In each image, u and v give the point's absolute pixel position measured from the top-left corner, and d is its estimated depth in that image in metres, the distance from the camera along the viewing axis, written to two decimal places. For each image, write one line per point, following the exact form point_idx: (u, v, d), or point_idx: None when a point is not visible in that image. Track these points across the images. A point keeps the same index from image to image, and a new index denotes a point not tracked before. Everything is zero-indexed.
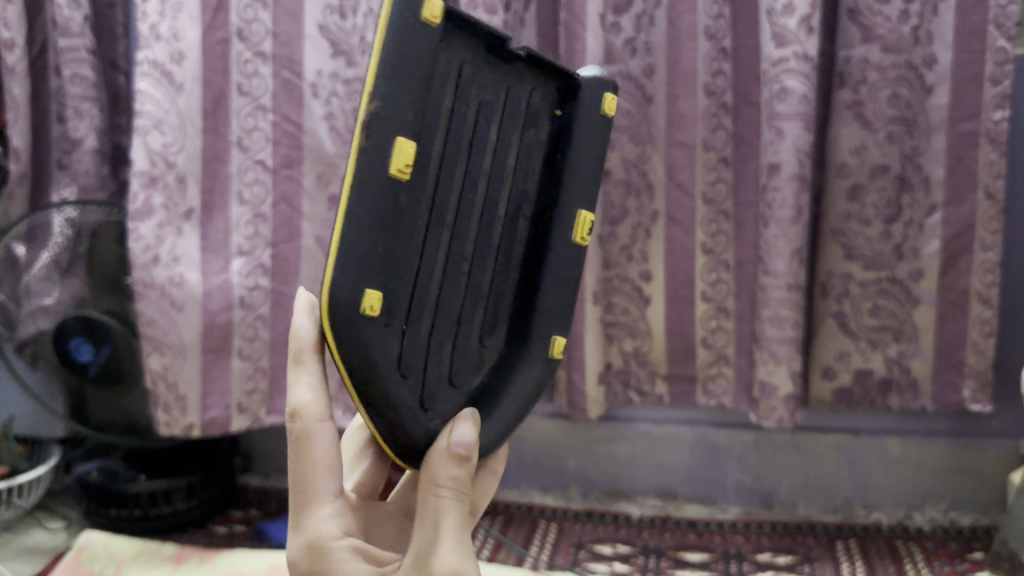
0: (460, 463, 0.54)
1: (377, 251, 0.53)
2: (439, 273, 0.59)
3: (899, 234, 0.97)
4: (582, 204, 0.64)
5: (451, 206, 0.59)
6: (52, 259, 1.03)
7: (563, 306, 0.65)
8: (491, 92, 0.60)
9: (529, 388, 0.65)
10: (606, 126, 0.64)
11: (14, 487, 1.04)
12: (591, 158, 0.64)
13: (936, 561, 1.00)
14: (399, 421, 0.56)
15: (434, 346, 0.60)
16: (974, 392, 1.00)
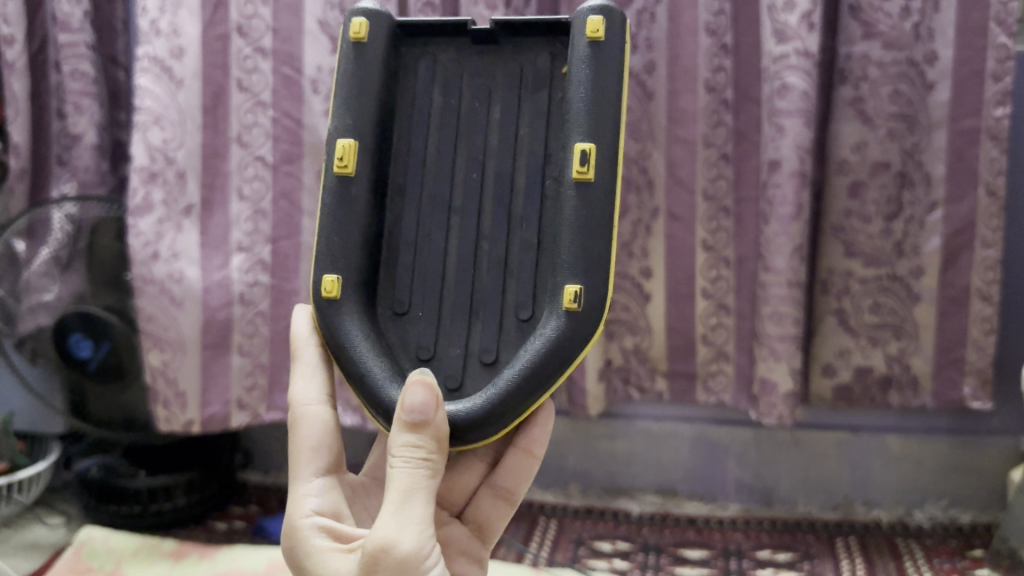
0: (413, 430, 0.57)
1: (340, 240, 0.66)
2: (449, 254, 0.68)
3: (900, 231, 0.97)
4: (584, 137, 0.63)
5: (454, 194, 0.69)
6: (51, 255, 1.03)
7: (586, 246, 0.62)
8: (481, 81, 0.70)
9: (549, 336, 0.61)
10: (607, 51, 0.63)
11: (14, 483, 1.04)
12: (584, 88, 0.63)
13: (935, 558, 1.00)
14: (372, 380, 0.64)
15: (457, 321, 0.67)
16: (974, 390, 0.99)
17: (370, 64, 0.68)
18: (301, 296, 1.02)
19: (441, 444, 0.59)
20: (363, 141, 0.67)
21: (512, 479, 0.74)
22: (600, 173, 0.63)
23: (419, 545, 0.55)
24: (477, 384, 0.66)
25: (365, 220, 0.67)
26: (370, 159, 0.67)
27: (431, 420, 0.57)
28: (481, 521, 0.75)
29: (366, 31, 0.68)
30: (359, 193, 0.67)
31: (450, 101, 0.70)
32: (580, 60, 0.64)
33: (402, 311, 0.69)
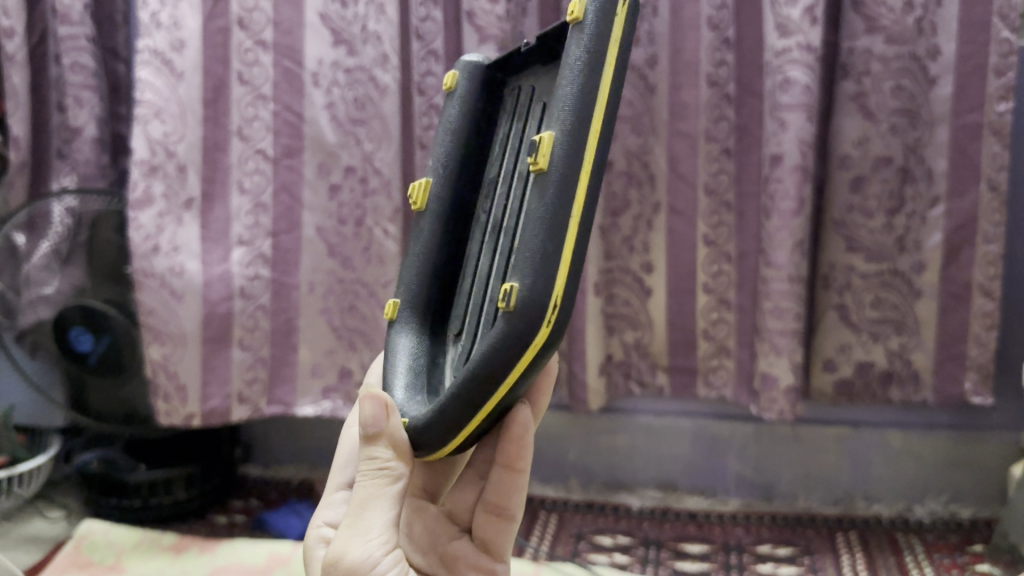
0: (370, 443, 0.57)
1: (409, 269, 0.68)
2: (486, 273, 0.63)
3: (902, 226, 0.97)
4: (552, 126, 0.54)
5: (495, 212, 0.63)
6: (51, 249, 1.04)
7: (530, 241, 0.53)
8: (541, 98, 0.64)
9: (492, 340, 0.54)
10: (586, 32, 0.55)
11: (14, 476, 1.04)
12: (564, 76, 0.55)
13: (936, 553, 1.00)
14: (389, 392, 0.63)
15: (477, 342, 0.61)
16: (975, 385, 0.99)
17: (459, 107, 0.69)
18: (302, 289, 1.02)
19: (404, 452, 0.58)
20: (437, 175, 0.68)
21: (499, 493, 0.67)
22: (555, 161, 0.53)
23: (365, 555, 0.56)
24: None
25: (424, 246, 0.67)
26: (443, 192, 0.67)
27: (384, 430, 0.57)
28: (486, 538, 0.69)
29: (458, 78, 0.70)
30: (424, 224, 0.67)
31: (518, 124, 0.65)
32: (571, 45, 0.56)
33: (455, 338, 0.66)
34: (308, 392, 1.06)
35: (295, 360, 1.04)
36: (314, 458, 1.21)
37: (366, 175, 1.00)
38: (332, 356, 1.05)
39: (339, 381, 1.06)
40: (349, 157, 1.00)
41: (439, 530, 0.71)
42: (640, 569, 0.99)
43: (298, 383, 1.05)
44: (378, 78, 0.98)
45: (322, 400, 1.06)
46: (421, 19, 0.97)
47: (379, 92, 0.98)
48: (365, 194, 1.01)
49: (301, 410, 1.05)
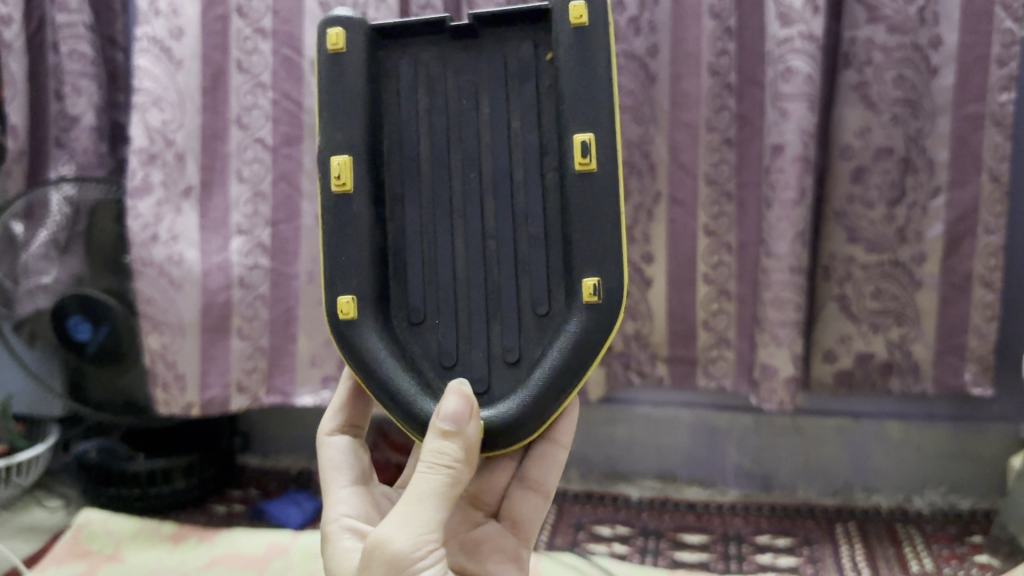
0: (445, 438, 0.56)
1: (348, 259, 0.66)
2: (461, 256, 0.67)
3: (902, 217, 0.96)
4: (588, 127, 0.62)
5: (455, 194, 0.67)
6: (50, 237, 1.03)
7: (596, 236, 0.62)
8: (466, 74, 0.67)
9: (576, 329, 0.62)
10: (591, 35, 0.62)
11: (14, 465, 1.03)
12: (579, 78, 0.62)
13: (935, 544, 1.00)
14: (405, 398, 0.64)
15: (472, 323, 0.66)
16: (976, 376, 0.99)
17: (354, 77, 0.66)
18: (302, 279, 1.02)
19: (469, 453, 0.58)
20: (359, 155, 0.66)
21: (539, 467, 0.73)
22: (602, 161, 0.62)
23: (412, 546, 0.54)
24: (500, 391, 0.65)
25: (370, 235, 0.66)
26: (368, 171, 0.66)
27: (462, 429, 0.57)
28: (515, 518, 0.73)
29: (346, 40, 0.66)
30: (360, 208, 0.66)
31: (440, 99, 0.67)
32: (572, 48, 0.62)
33: (415, 320, 0.68)
34: (308, 381, 1.05)
35: (294, 350, 1.04)
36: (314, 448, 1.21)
37: None
38: (330, 345, 1.05)
39: (338, 371, 1.06)
40: None
41: (465, 519, 0.72)
42: (640, 559, 0.99)
43: (297, 372, 1.04)
44: None
45: (322, 390, 1.06)
46: (422, 7, 0.96)
47: None
48: None
49: (301, 399, 1.05)
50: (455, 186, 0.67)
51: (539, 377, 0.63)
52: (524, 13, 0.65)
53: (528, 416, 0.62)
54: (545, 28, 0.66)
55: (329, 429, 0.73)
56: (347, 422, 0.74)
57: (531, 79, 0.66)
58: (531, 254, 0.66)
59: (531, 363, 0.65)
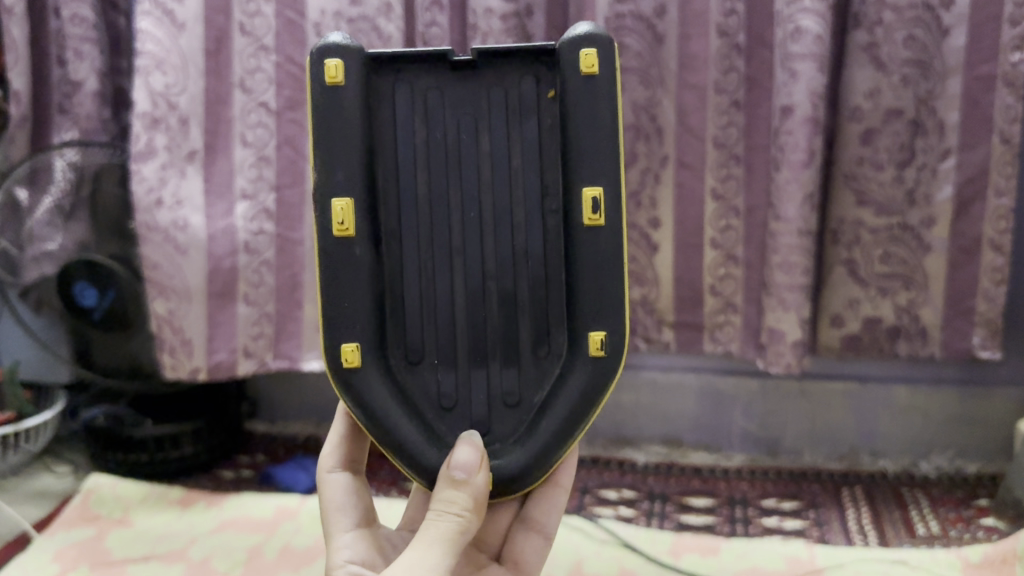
0: (453, 487, 0.59)
1: (350, 306, 0.63)
2: (461, 297, 0.66)
3: (912, 179, 0.95)
4: (597, 181, 0.62)
5: (455, 233, 0.65)
6: (54, 204, 1.02)
7: (602, 290, 0.63)
8: (466, 108, 0.65)
9: (579, 379, 0.64)
10: (602, 85, 0.62)
11: (21, 431, 1.03)
12: (589, 130, 0.62)
13: (941, 508, 1.00)
14: (414, 449, 0.64)
15: (471, 364, 0.66)
16: (983, 340, 0.99)
17: (353, 111, 0.62)
18: (307, 245, 1.00)
19: (478, 505, 0.60)
20: (360, 196, 0.63)
21: (540, 509, 0.72)
22: (610, 217, 0.62)
23: None
24: (502, 433, 0.66)
25: (372, 281, 0.64)
26: (367, 213, 0.63)
27: (471, 478, 0.60)
28: (518, 560, 0.72)
29: (344, 71, 0.62)
30: (362, 253, 0.63)
31: (437, 132, 0.65)
32: (583, 101, 0.62)
33: (414, 359, 0.66)
34: (315, 347, 1.04)
35: (300, 317, 1.03)
36: (320, 414, 1.21)
37: None
38: None
39: None
40: None
41: (469, 561, 0.71)
42: (647, 522, 1.00)
43: (304, 337, 1.04)
44: (382, 28, 0.95)
45: None
46: None
47: (382, 43, 0.95)
48: None
49: (308, 364, 1.05)
50: (454, 225, 0.65)
51: (545, 425, 0.64)
52: (528, 48, 0.64)
53: (533, 465, 0.64)
54: (544, 62, 0.65)
55: (330, 466, 0.71)
56: (347, 459, 0.71)
57: (533, 118, 0.65)
58: (530, 297, 0.66)
59: (531, 406, 0.66)
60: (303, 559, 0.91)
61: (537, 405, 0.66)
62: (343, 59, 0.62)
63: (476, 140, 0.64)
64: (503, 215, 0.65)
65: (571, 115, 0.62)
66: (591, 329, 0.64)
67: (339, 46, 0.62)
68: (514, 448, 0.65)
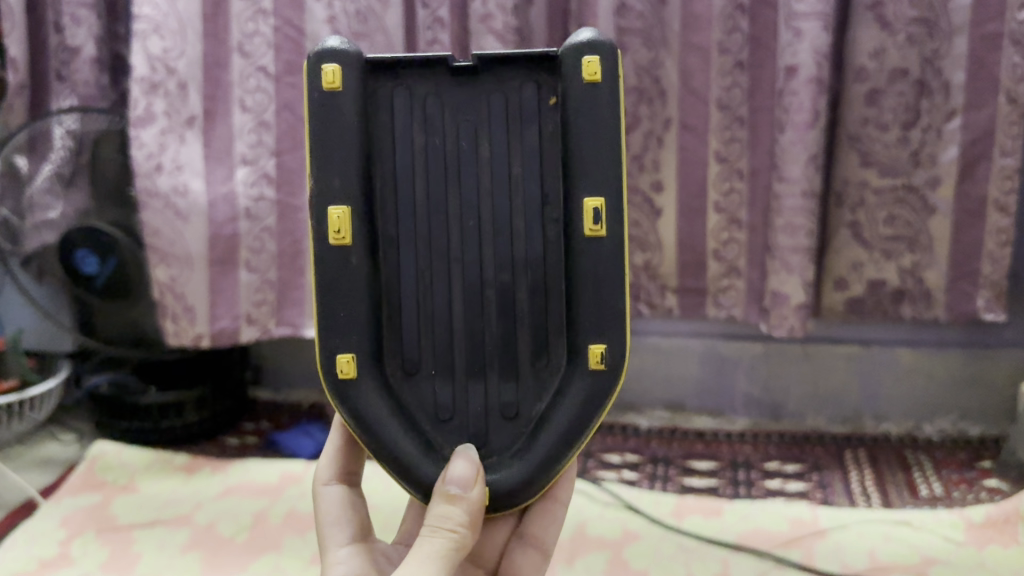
0: (448, 502, 0.56)
1: (346, 316, 0.61)
2: (459, 308, 0.63)
3: (917, 140, 0.94)
4: (598, 190, 0.59)
5: (453, 241, 0.62)
6: (54, 171, 1.03)
7: (603, 302, 0.60)
8: (466, 114, 0.62)
9: (580, 393, 0.61)
10: (605, 93, 0.59)
11: (26, 399, 1.04)
12: (591, 137, 0.59)
13: (944, 469, 1.00)
14: (408, 461, 0.61)
15: (469, 377, 0.63)
16: (988, 302, 0.99)
17: (349, 116, 0.60)
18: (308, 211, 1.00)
19: (473, 521, 0.58)
20: (356, 203, 0.60)
21: (538, 523, 0.68)
22: (612, 227, 0.60)
23: None
24: (500, 445, 0.63)
25: (368, 290, 0.61)
26: (365, 221, 0.61)
27: (466, 494, 0.57)
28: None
29: (341, 76, 0.59)
30: (359, 262, 0.61)
31: (436, 139, 0.62)
32: (585, 108, 0.59)
33: (411, 370, 0.63)
34: None
35: (301, 283, 1.02)
36: None
37: None
38: None
39: None
40: None
41: None
42: (650, 485, 1.00)
43: (307, 305, 1.03)
44: None
45: None
46: None
47: (382, 4, 0.94)
48: None
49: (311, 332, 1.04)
50: (452, 234, 0.62)
51: (544, 439, 0.61)
52: (530, 53, 0.61)
53: (530, 480, 0.61)
54: (546, 68, 0.62)
55: (325, 479, 0.69)
56: (344, 472, 0.70)
57: (534, 125, 0.62)
58: (530, 309, 0.63)
59: (530, 420, 0.63)
60: (308, 524, 0.92)
61: (536, 419, 0.63)
62: (341, 63, 0.60)
63: (476, 146, 0.62)
64: (503, 223, 0.62)
65: (573, 122, 0.60)
66: (591, 341, 0.61)
67: (336, 49, 0.60)
68: (511, 462, 0.62)
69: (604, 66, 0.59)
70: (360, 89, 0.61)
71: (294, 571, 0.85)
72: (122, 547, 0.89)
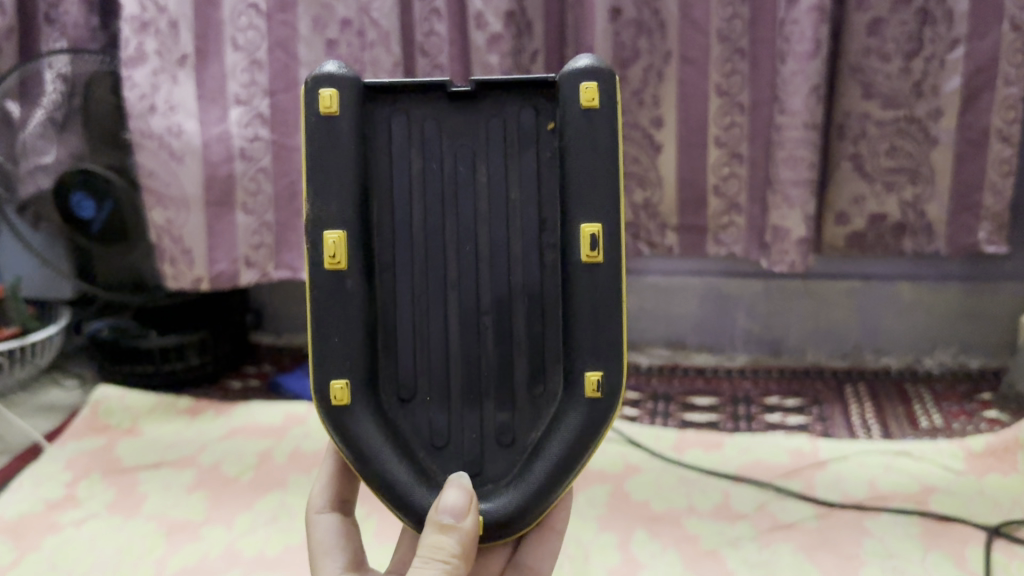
0: (439, 532, 0.52)
1: (341, 341, 0.57)
2: (456, 335, 0.59)
3: (919, 70, 0.93)
4: (596, 215, 0.56)
5: (450, 266, 0.59)
6: (46, 116, 1.00)
7: (600, 329, 0.56)
8: (465, 140, 0.58)
9: (575, 422, 0.57)
10: (602, 122, 0.55)
11: (27, 347, 1.03)
12: (589, 163, 0.55)
13: (944, 402, 1.01)
14: (401, 490, 0.57)
15: (466, 404, 0.59)
16: (989, 235, 0.99)
17: (347, 141, 0.56)
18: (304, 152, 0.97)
19: (466, 555, 0.53)
20: (351, 226, 0.56)
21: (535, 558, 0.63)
22: (610, 253, 0.56)
23: None
24: (496, 472, 0.59)
25: (364, 316, 0.57)
26: (362, 244, 0.57)
27: (460, 523, 0.53)
28: None
29: (340, 101, 0.56)
30: (354, 287, 0.57)
31: (434, 165, 0.58)
32: (582, 136, 0.56)
33: (407, 396, 0.60)
34: None
35: (300, 227, 1.00)
36: None
37: (363, 28, 0.94)
38: None
39: None
40: (345, 9, 0.93)
41: None
42: (651, 421, 1.00)
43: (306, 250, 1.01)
44: None
45: None
46: None
47: None
48: (363, 48, 0.95)
49: None
50: (447, 259, 0.58)
51: (539, 466, 0.58)
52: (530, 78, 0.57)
53: (523, 510, 0.57)
54: (545, 93, 0.58)
55: (318, 506, 0.65)
56: (337, 498, 0.66)
57: (531, 151, 0.58)
58: (526, 335, 0.59)
59: (525, 447, 0.59)
60: (312, 462, 0.93)
61: (531, 446, 0.59)
62: (339, 84, 0.56)
63: (473, 171, 0.58)
64: (499, 248, 0.58)
65: (570, 149, 0.56)
66: (588, 368, 0.57)
67: (333, 70, 0.56)
68: (506, 490, 0.58)
69: (602, 92, 0.56)
70: (357, 114, 0.57)
71: (300, 508, 0.86)
72: (128, 488, 0.90)
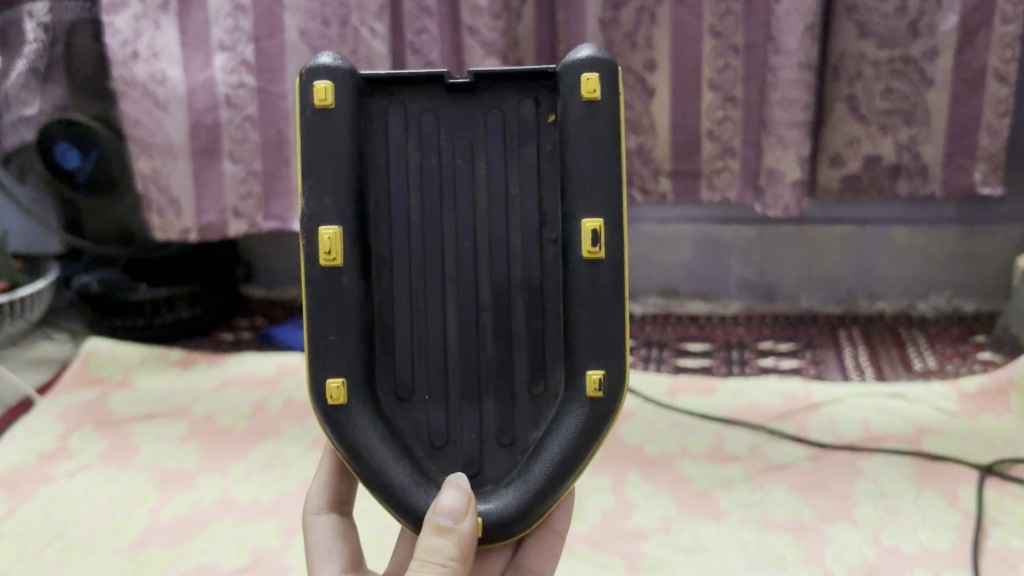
0: (436, 534, 0.48)
1: (338, 340, 0.53)
2: (454, 333, 0.55)
3: (916, 9, 0.91)
4: (597, 209, 0.51)
5: (449, 262, 0.54)
6: (28, 67, 0.94)
7: (601, 328, 0.52)
8: (463, 132, 0.54)
9: (575, 426, 0.53)
10: (603, 115, 0.51)
11: (15, 301, 1.00)
12: (590, 156, 0.51)
13: (938, 345, 1.01)
14: (399, 490, 0.53)
15: (465, 404, 0.55)
16: (986, 175, 0.97)
17: (341, 134, 0.52)
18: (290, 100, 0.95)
19: (463, 559, 0.49)
20: (345, 220, 0.52)
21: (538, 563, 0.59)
22: (612, 250, 0.51)
23: None
24: (497, 474, 0.54)
25: (360, 314, 0.53)
26: (358, 237, 0.53)
27: (458, 525, 0.49)
28: None
29: (335, 92, 0.51)
30: (350, 283, 0.52)
31: (431, 157, 0.54)
32: (583, 131, 0.51)
33: (405, 396, 0.55)
34: None
35: (289, 176, 0.98)
36: None
37: None
38: None
39: None
40: None
41: None
42: (645, 367, 1.00)
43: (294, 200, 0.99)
44: None
45: None
46: None
47: None
48: None
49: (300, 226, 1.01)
50: (444, 254, 0.54)
51: (538, 466, 0.53)
52: (531, 69, 0.53)
53: (526, 509, 0.53)
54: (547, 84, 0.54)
55: (315, 507, 0.61)
56: (334, 499, 0.62)
57: (532, 144, 0.54)
58: (527, 334, 0.55)
59: (526, 448, 0.55)
60: (307, 411, 0.92)
61: (532, 447, 0.54)
62: (334, 74, 0.52)
63: (472, 162, 0.54)
64: (499, 242, 0.54)
65: (571, 140, 0.51)
66: (590, 366, 0.52)
67: (328, 60, 0.52)
68: (506, 493, 0.53)
69: (605, 83, 0.51)
70: (353, 107, 0.52)
71: (294, 456, 0.86)
72: (121, 439, 0.90)
